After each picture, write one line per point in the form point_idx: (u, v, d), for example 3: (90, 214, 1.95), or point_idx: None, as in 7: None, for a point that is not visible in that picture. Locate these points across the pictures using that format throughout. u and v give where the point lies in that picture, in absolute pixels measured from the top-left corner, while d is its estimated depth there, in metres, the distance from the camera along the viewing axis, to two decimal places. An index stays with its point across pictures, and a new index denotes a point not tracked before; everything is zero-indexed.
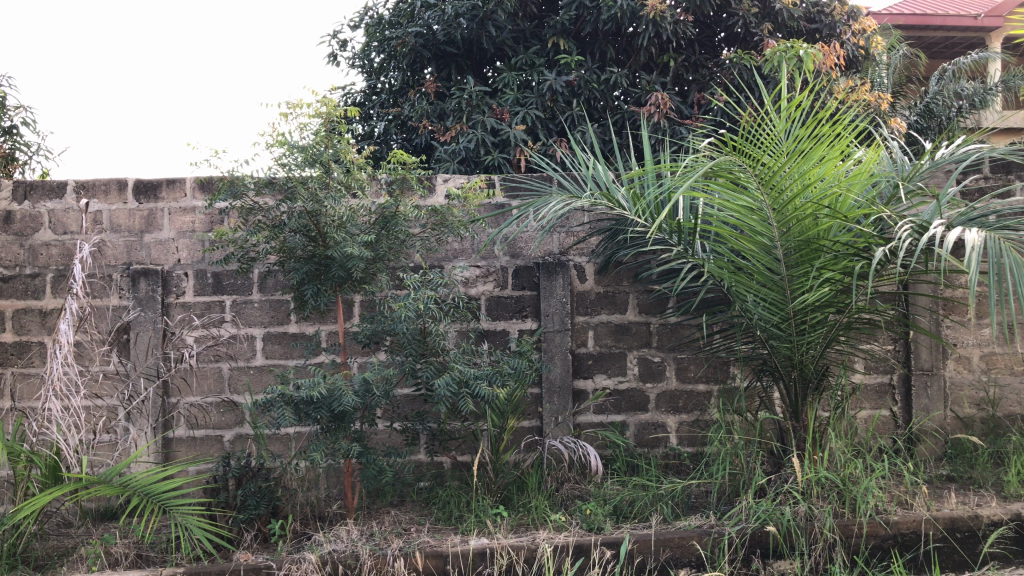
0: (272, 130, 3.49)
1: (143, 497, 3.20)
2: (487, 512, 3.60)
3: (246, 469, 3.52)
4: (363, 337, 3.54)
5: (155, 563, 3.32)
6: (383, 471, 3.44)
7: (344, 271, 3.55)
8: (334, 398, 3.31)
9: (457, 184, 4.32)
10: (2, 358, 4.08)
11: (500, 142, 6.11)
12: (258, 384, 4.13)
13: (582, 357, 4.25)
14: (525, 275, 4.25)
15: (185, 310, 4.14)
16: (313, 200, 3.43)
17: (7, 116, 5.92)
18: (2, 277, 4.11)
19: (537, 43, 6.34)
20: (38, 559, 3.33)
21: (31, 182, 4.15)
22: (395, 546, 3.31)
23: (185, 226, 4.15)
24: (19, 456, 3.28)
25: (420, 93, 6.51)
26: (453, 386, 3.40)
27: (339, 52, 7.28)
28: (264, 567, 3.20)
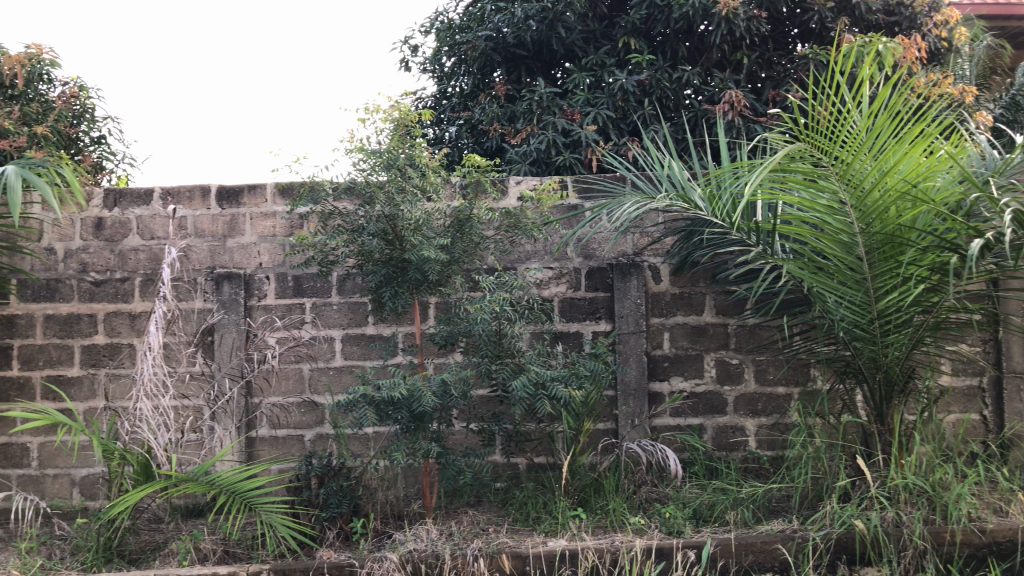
0: (351, 136, 3.57)
1: (230, 495, 3.31)
2: (565, 514, 3.60)
3: (328, 468, 3.60)
4: (439, 339, 3.58)
5: (241, 559, 3.43)
6: (461, 472, 3.48)
7: (421, 273, 3.59)
8: (414, 399, 3.36)
9: (530, 186, 4.31)
10: (95, 360, 4.23)
11: (572, 143, 6.10)
12: (338, 384, 4.21)
13: (657, 359, 4.22)
14: (598, 277, 4.23)
15: (267, 312, 4.25)
16: (390, 204, 3.50)
17: (96, 127, 6.20)
18: (94, 282, 4.27)
19: (608, 43, 6.33)
20: (132, 553, 3.47)
21: (120, 190, 4.30)
22: (476, 547, 3.33)
23: (267, 231, 4.26)
24: (113, 454, 3.43)
25: (491, 96, 6.55)
26: (530, 388, 3.42)
27: (411, 57, 7.39)
28: (347, 565, 3.26)
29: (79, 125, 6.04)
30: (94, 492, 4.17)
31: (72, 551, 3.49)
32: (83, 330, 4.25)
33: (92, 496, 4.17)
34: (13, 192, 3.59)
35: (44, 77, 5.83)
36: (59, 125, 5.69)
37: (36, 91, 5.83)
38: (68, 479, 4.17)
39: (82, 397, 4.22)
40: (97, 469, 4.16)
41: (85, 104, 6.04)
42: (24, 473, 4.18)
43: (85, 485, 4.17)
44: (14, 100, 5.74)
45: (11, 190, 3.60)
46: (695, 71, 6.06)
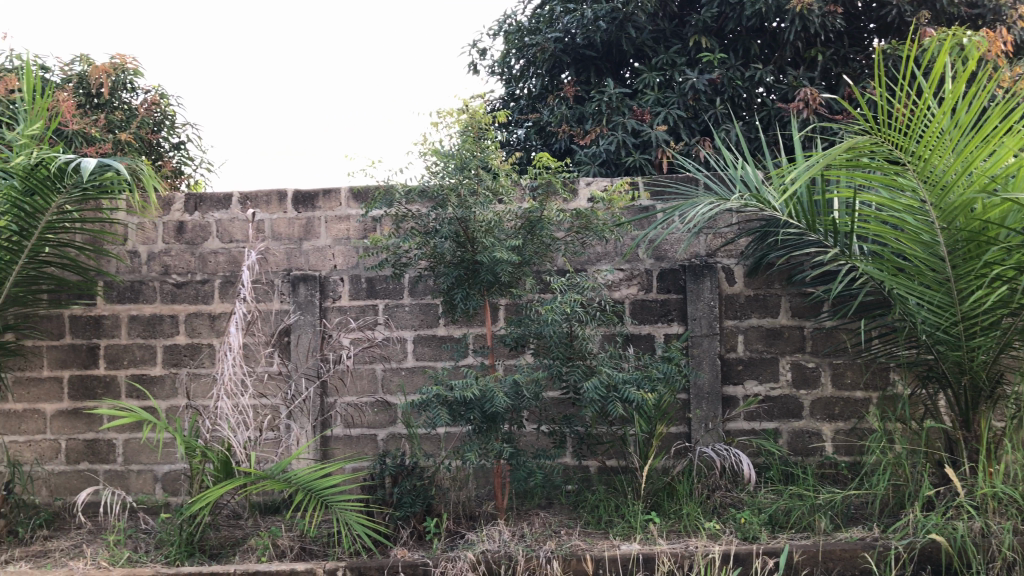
0: (424, 140, 3.62)
1: (306, 493, 3.38)
2: (638, 518, 3.58)
3: (401, 467, 3.64)
4: (510, 340, 3.61)
5: (318, 556, 3.49)
6: (532, 473, 3.48)
7: (492, 274, 3.60)
8: (486, 399, 3.37)
9: (600, 187, 4.25)
10: (176, 359, 4.36)
11: (642, 143, 6.06)
12: (410, 384, 4.26)
13: (731, 362, 4.16)
14: (670, 278, 4.19)
15: (342, 313, 4.32)
16: (463, 206, 3.52)
17: (176, 133, 6.42)
18: (176, 284, 4.40)
19: (678, 42, 6.27)
20: (212, 548, 3.56)
21: (200, 194, 4.43)
22: (548, 548, 3.33)
23: (341, 234, 4.34)
24: (195, 450, 3.52)
25: (560, 97, 6.54)
26: (602, 389, 3.41)
27: (479, 61, 7.43)
28: (421, 564, 3.30)
29: (159, 131, 6.27)
30: (176, 488, 4.30)
31: (156, 545, 3.61)
32: (166, 330, 4.38)
33: (174, 492, 4.30)
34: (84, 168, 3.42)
35: (128, 86, 6.03)
36: (141, 132, 5.89)
37: (120, 99, 6.04)
38: (151, 475, 4.31)
39: (165, 395, 4.36)
40: (178, 465, 4.29)
41: (165, 112, 6.25)
42: (109, 468, 4.33)
43: (168, 480, 4.30)
44: (100, 109, 5.96)
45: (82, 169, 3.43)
46: (769, 68, 5.96)
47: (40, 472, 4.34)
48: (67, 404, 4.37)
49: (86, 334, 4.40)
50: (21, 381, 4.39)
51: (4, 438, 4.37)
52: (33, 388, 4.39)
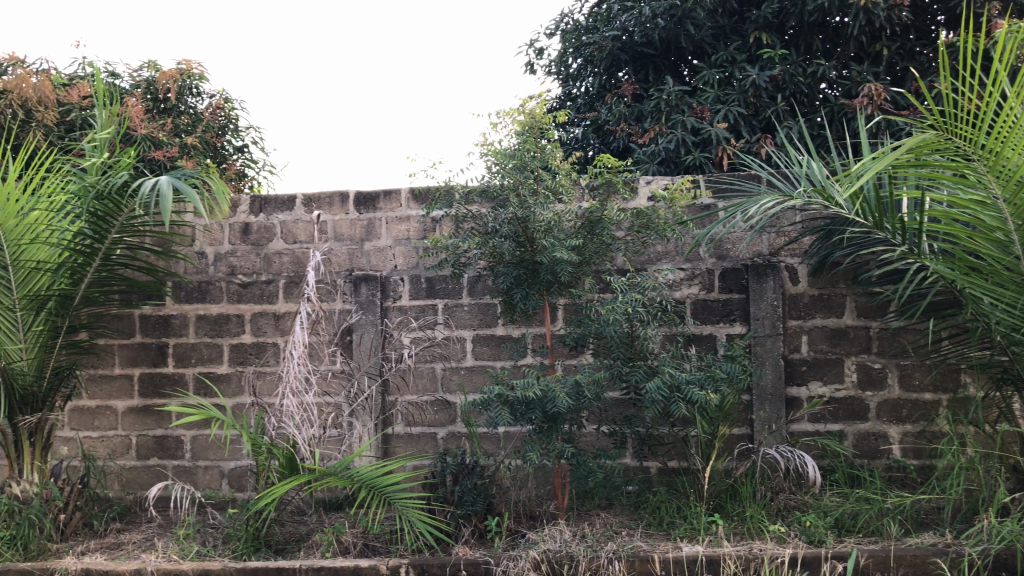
0: (484, 140, 3.64)
1: (369, 489, 3.43)
2: (701, 520, 3.54)
3: (462, 466, 3.67)
4: (570, 340, 3.61)
5: (380, 553, 3.54)
6: (593, 473, 3.48)
7: (552, 274, 3.60)
8: (548, 399, 3.38)
9: (661, 186, 4.21)
10: (242, 358, 4.46)
11: (702, 142, 6.01)
12: (470, 383, 4.29)
13: (794, 363, 4.09)
14: (732, 278, 4.14)
15: (402, 313, 4.37)
16: (523, 206, 3.52)
17: (240, 137, 6.56)
18: (241, 284, 4.49)
19: (738, 39, 6.19)
20: (278, 543, 3.63)
21: (264, 197, 4.51)
22: (610, 549, 3.32)
23: (402, 234, 4.39)
24: (261, 447, 3.59)
25: (618, 96, 6.51)
26: (664, 390, 3.38)
27: (536, 60, 7.44)
28: (482, 563, 3.31)
29: (224, 135, 6.41)
30: (243, 483, 4.39)
31: (224, 539, 3.69)
32: (232, 329, 4.47)
33: (241, 488, 4.40)
34: (163, 199, 3.52)
35: (194, 91, 6.18)
36: (207, 135, 6.03)
37: (186, 104, 6.19)
38: (217, 471, 4.41)
39: (231, 393, 4.45)
40: (244, 461, 4.38)
41: (229, 116, 6.39)
42: (178, 464, 4.44)
43: (234, 476, 4.40)
44: (166, 113, 6.11)
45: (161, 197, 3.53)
46: (832, 64, 5.85)
47: (112, 466, 4.47)
48: (137, 401, 4.50)
49: (156, 333, 4.52)
50: (94, 378, 4.53)
51: (78, 433, 4.51)
52: (105, 385, 4.52)
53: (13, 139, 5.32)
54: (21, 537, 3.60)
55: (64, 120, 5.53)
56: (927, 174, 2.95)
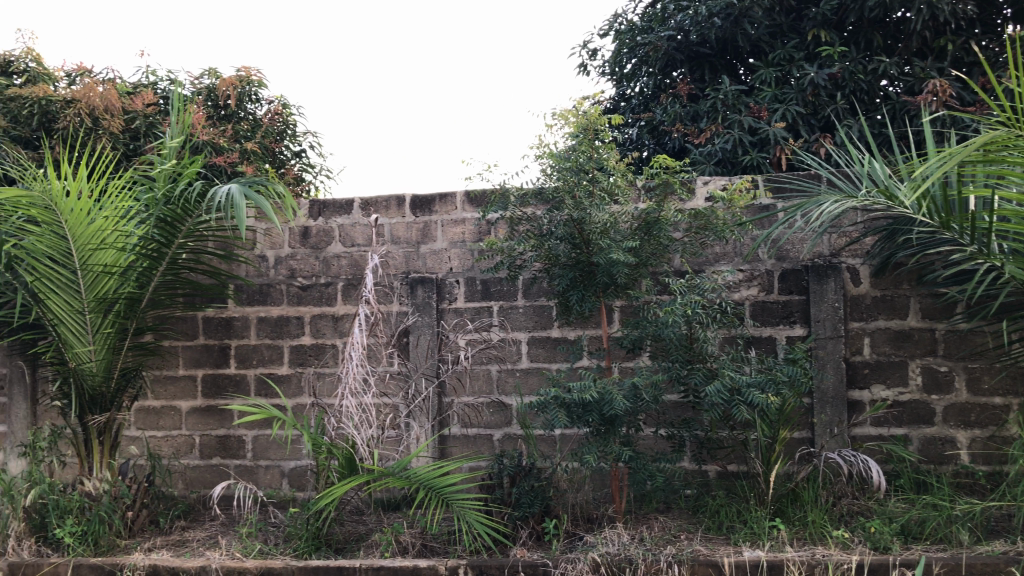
0: (541, 143, 3.66)
1: (427, 490, 3.46)
2: (762, 524, 3.49)
3: (519, 468, 3.67)
4: (627, 342, 3.60)
5: (439, 553, 3.56)
6: (652, 476, 3.45)
7: (609, 276, 3.58)
8: (605, 401, 3.37)
9: (719, 186, 4.16)
10: (302, 359, 4.53)
11: (759, 141, 5.94)
12: (526, 385, 4.30)
13: (857, 366, 4.01)
14: (792, 279, 4.08)
15: (458, 314, 4.40)
16: (578, 208, 3.50)
17: (297, 142, 6.68)
18: (301, 286, 4.57)
19: (796, 36, 6.10)
20: (338, 542, 3.68)
21: (323, 201, 4.58)
22: (669, 552, 3.30)
23: (457, 237, 4.41)
24: (321, 447, 3.64)
25: (673, 96, 6.46)
26: (725, 393, 3.34)
27: (589, 61, 7.42)
28: (541, 565, 3.32)
29: (282, 140, 6.53)
30: (303, 483, 4.47)
31: (285, 537, 3.75)
32: (292, 331, 4.55)
33: (301, 487, 4.47)
34: (238, 209, 3.61)
35: (253, 97, 6.30)
36: (266, 140, 6.14)
37: (246, 110, 6.31)
38: (278, 470, 4.49)
39: (291, 394, 4.52)
40: (304, 461, 4.45)
41: (287, 121, 6.51)
42: (240, 463, 4.53)
43: (294, 476, 4.47)
44: (227, 120, 6.24)
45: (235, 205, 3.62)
46: (894, 60, 5.72)
47: (177, 465, 4.58)
48: (200, 402, 4.60)
49: (219, 335, 4.62)
50: (160, 379, 4.64)
51: (144, 433, 4.64)
52: (170, 386, 4.63)
53: (81, 146, 5.47)
54: (92, 533, 3.71)
55: (130, 128, 5.63)
56: (998, 174, 2.86)
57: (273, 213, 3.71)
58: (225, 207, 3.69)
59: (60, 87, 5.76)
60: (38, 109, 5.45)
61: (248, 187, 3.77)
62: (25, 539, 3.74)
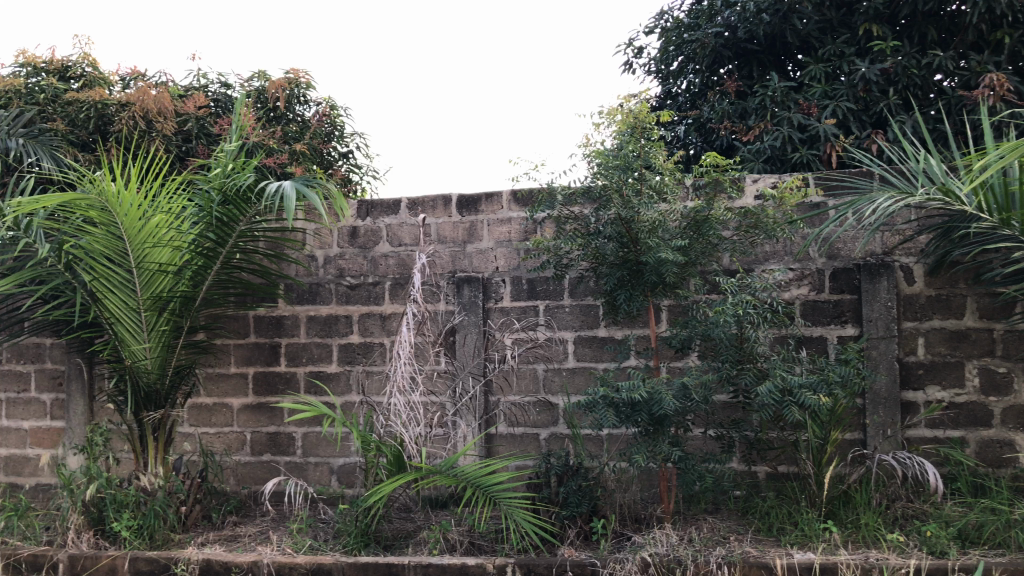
0: (588, 142, 3.65)
1: (474, 488, 3.47)
2: (813, 526, 3.44)
3: (567, 467, 3.67)
4: (676, 342, 3.57)
5: (487, 551, 3.58)
6: (702, 477, 3.43)
7: (657, 275, 3.56)
8: (655, 402, 3.35)
9: (769, 184, 4.11)
10: (351, 357, 4.57)
11: (809, 138, 5.86)
12: (572, 384, 4.29)
13: (911, 366, 3.93)
14: (844, 278, 4.02)
15: (505, 314, 4.41)
16: (627, 207, 3.49)
17: (345, 143, 6.75)
18: (350, 285, 4.61)
19: (846, 31, 5.99)
20: (386, 539, 3.71)
21: (371, 201, 4.63)
22: (718, 553, 3.28)
23: (503, 236, 4.42)
24: (370, 444, 3.68)
25: (721, 93, 6.40)
26: (776, 394, 3.30)
27: (635, 59, 7.39)
28: (589, 564, 3.31)
29: (330, 141, 6.61)
30: (352, 479, 4.51)
31: (335, 533, 3.80)
32: (341, 329, 4.60)
33: (350, 484, 4.51)
34: (289, 203, 3.62)
35: (302, 99, 6.38)
36: (314, 141, 6.22)
37: (295, 112, 6.40)
38: (327, 467, 4.55)
39: (340, 391, 4.57)
40: (353, 458, 4.50)
41: (334, 122, 6.58)
42: (290, 459, 4.59)
43: (343, 473, 4.52)
44: (276, 122, 6.33)
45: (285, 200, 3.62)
46: (949, 55, 5.60)
47: (229, 461, 4.66)
48: (251, 399, 4.67)
49: (269, 333, 4.69)
50: (212, 377, 4.73)
51: (197, 429, 4.73)
52: (222, 383, 4.71)
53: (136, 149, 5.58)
54: (147, 527, 3.79)
55: (181, 130, 5.78)
56: None
57: (324, 209, 3.70)
58: (275, 201, 3.69)
59: (116, 91, 5.89)
60: (95, 112, 5.56)
61: (299, 184, 3.77)
62: (84, 532, 3.85)
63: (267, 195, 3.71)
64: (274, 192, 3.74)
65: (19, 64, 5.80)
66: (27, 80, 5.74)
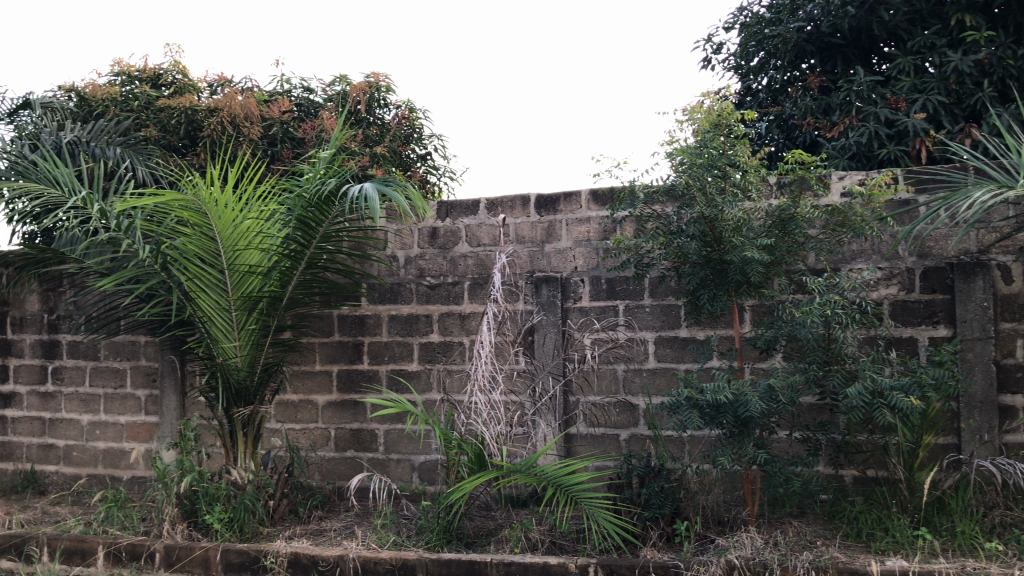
0: (670, 139, 3.61)
1: (555, 487, 3.48)
2: (905, 533, 3.34)
3: (648, 469, 3.66)
4: (761, 343, 3.52)
5: (568, 551, 3.58)
6: (790, 480, 3.37)
7: (742, 275, 3.51)
8: (740, 403, 3.30)
9: (856, 181, 4.01)
10: (431, 356, 4.63)
11: (897, 134, 5.72)
12: (653, 385, 4.26)
13: (1008, 368, 3.78)
14: (935, 277, 3.89)
15: (584, 314, 4.40)
16: (710, 205, 3.45)
17: (423, 145, 6.85)
18: (430, 285, 4.67)
19: (938, 22, 5.75)
20: (468, 536, 3.75)
21: (451, 202, 4.67)
22: (805, 558, 3.21)
23: (582, 235, 4.41)
24: (452, 442, 3.72)
25: (804, 89, 6.29)
26: (866, 396, 3.21)
27: (714, 56, 7.30)
28: (672, 566, 3.28)
29: (409, 144, 6.72)
30: (433, 477, 4.56)
31: (418, 530, 3.85)
32: (421, 328, 4.66)
33: (431, 481, 4.57)
34: (372, 203, 3.66)
35: (381, 103, 6.50)
36: (394, 144, 6.33)
37: (375, 115, 6.54)
38: (409, 464, 4.61)
39: (422, 389, 4.64)
40: (434, 456, 4.56)
41: (413, 125, 6.68)
42: (373, 456, 4.68)
43: (424, 470, 4.58)
44: (357, 125, 6.46)
45: (368, 200, 3.68)
46: None
47: (314, 457, 4.77)
48: (336, 396, 4.77)
49: (352, 332, 4.78)
50: (298, 374, 4.84)
51: (283, 425, 4.85)
52: (307, 380, 4.83)
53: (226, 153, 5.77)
54: (238, 520, 3.92)
55: (267, 134, 6.00)
56: None
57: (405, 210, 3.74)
58: (359, 203, 3.75)
59: (205, 98, 6.09)
60: (185, 118, 5.74)
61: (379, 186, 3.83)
62: (178, 523, 3.99)
63: (350, 198, 3.78)
64: (356, 196, 3.81)
65: (115, 73, 6.06)
66: (122, 88, 5.99)
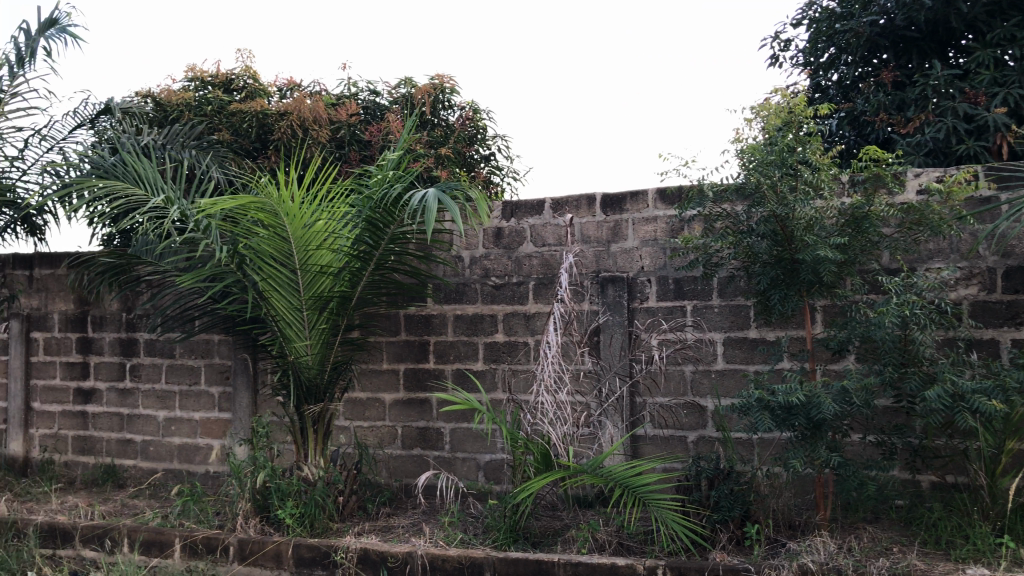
0: (739, 137, 3.56)
1: (623, 488, 3.46)
2: (987, 541, 3.23)
3: (717, 470, 3.62)
4: (835, 344, 3.44)
5: (635, 553, 3.56)
6: (864, 484, 3.29)
7: (814, 275, 3.44)
8: (812, 405, 3.23)
9: (933, 177, 3.88)
10: (497, 355, 4.65)
11: (976, 128, 5.57)
12: (722, 386, 4.21)
13: None
14: (1019, 277, 3.76)
15: (651, 314, 4.37)
16: (781, 204, 3.39)
17: (487, 146, 6.87)
18: (495, 285, 4.69)
19: (1018, 13, 5.63)
20: (535, 535, 3.76)
21: (516, 202, 4.68)
22: (881, 565, 3.14)
23: (649, 235, 4.38)
24: (519, 441, 3.73)
25: (876, 84, 6.12)
26: (946, 399, 3.11)
27: (781, 52, 7.17)
28: (743, 569, 3.24)
29: (472, 145, 6.76)
30: (499, 476, 4.58)
31: (484, 529, 3.87)
32: (486, 328, 4.68)
33: (497, 480, 4.59)
34: (427, 213, 3.67)
35: (446, 104, 6.54)
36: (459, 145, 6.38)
37: (440, 117, 6.58)
38: (475, 463, 4.64)
39: (488, 388, 4.67)
40: (500, 455, 4.57)
41: (478, 126, 6.72)
42: (439, 454, 4.72)
43: (490, 469, 4.60)
44: (423, 127, 6.53)
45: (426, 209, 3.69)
46: None
47: (381, 454, 4.83)
48: (403, 394, 4.82)
49: (419, 332, 4.83)
50: (365, 372, 4.91)
51: (351, 423, 4.93)
52: (375, 379, 4.89)
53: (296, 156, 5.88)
54: (309, 515, 4.00)
55: (335, 137, 6.10)
56: None
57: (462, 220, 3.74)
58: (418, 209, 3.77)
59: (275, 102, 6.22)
60: (256, 121, 5.87)
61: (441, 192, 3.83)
62: (251, 518, 4.07)
63: (410, 203, 3.80)
64: (417, 201, 3.82)
65: (189, 79, 6.22)
66: (196, 93, 6.15)
